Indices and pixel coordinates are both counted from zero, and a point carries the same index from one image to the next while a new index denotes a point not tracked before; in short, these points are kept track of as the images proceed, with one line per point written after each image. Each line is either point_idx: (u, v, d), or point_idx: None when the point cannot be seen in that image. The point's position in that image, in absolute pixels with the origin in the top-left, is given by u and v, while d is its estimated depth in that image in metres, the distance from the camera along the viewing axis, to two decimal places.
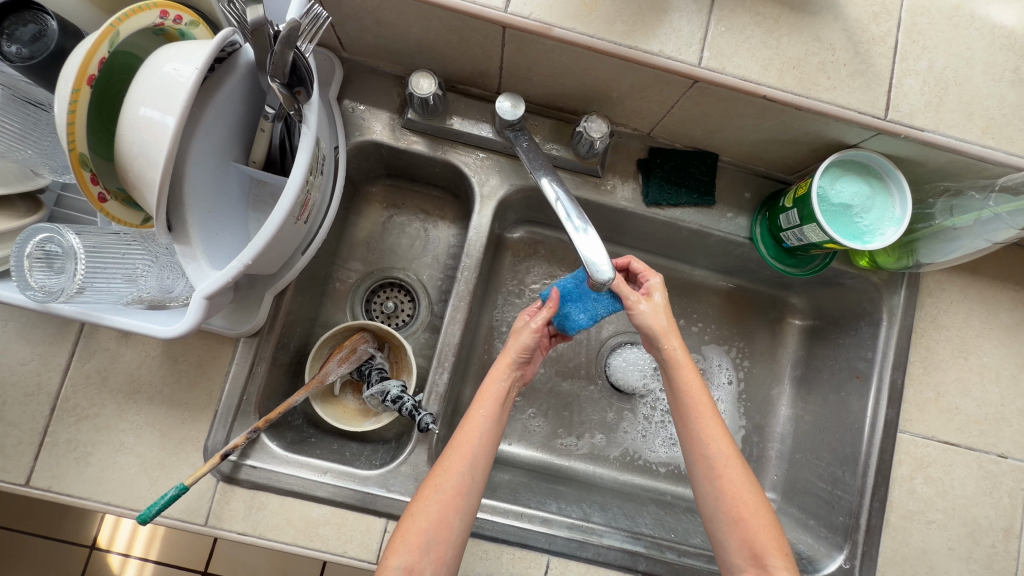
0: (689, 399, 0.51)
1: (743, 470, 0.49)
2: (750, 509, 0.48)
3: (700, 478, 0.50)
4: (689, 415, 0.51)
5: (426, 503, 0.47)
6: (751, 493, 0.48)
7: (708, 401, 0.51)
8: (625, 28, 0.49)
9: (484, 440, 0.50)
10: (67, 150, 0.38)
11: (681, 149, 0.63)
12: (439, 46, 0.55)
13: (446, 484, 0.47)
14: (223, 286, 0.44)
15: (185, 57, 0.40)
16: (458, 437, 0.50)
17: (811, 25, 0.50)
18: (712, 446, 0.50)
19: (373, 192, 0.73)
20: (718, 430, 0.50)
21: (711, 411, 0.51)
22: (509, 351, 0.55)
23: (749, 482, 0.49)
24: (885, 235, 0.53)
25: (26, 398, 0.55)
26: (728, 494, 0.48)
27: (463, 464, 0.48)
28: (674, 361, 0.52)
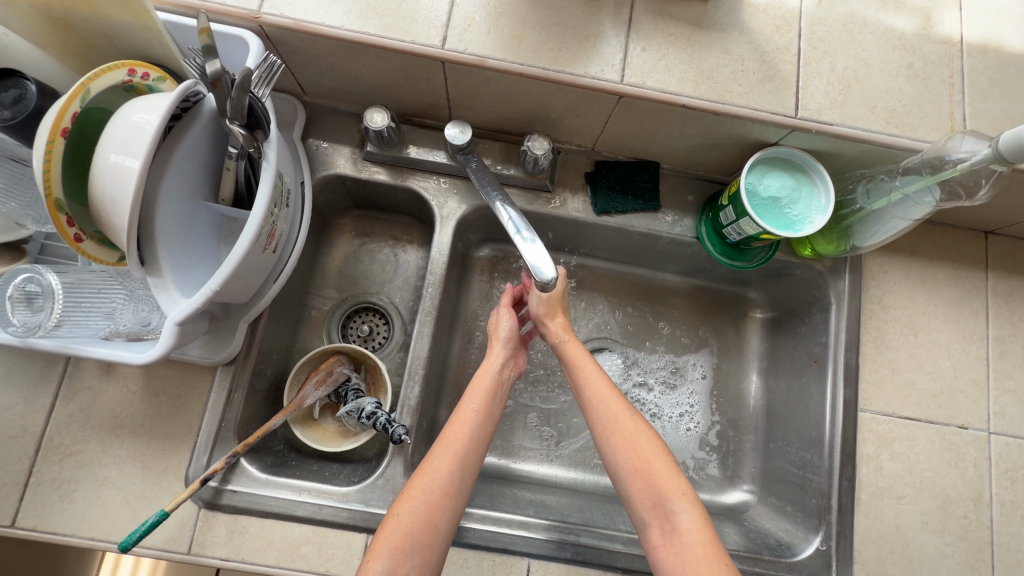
0: (580, 367, 0.56)
1: (632, 420, 0.52)
2: (644, 459, 0.50)
3: (599, 440, 0.52)
4: (580, 385, 0.55)
5: (412, 504, 0.48)
6: (643, 441, 0.51)
7: (592, 367, 0.56)
8: (552, 55, 0.54)
9: (472, 432, 0.53)
10: (43, 195, 0.42)
11: (624, 161, 0.68)
12: (389, 84, 0.60)
13: (432, 476, 0.49)
14: (193, 312, 0.47)
15: (150, 107, 0.45)
16: (446, 432, 0.53)
17: (720, 40, 0.56)
18: (602, 408, 0.53)
19: (343, 224, 0.77)
20: (608, 393, 0.54)
21: (598, 378, 0.55)
22: (497, 342, 0.62)
23: (640, 432, 0.51)
24: (817, 221, 0.56)
25: (12, 440, 0.58)
26: (623, 451, 0.50)
27: (452, 462, 0.50)
28: (560, 334, 0.59)
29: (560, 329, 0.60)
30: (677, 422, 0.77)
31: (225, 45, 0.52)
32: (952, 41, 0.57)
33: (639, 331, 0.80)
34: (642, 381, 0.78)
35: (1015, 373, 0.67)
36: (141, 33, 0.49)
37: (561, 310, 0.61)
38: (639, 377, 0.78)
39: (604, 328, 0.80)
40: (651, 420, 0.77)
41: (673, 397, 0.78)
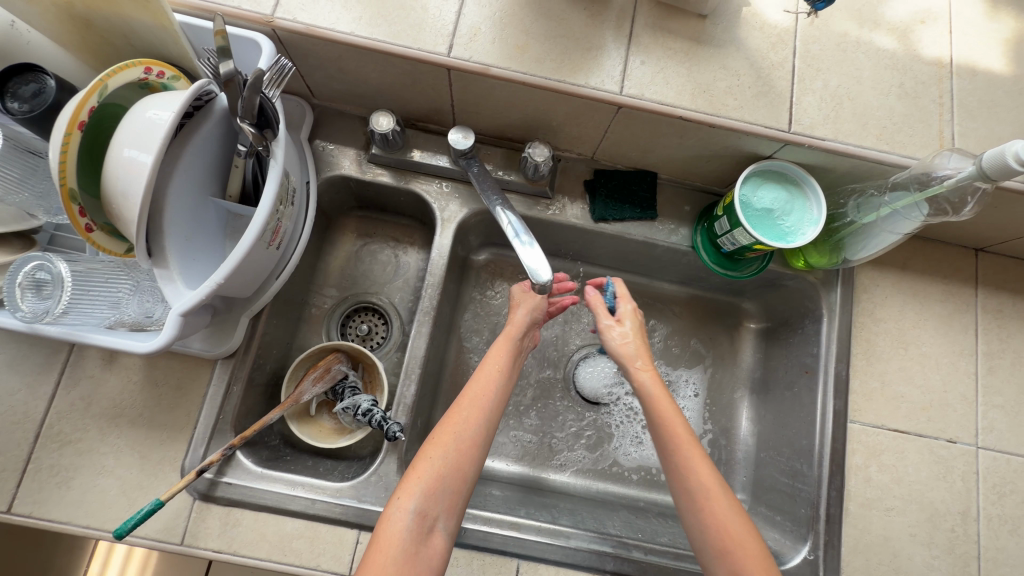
0: (674, 429, 0.52)
1: (725, 498, 0.49)
2: (738, 543, 0.47)
3: (684, 510, 0.50)
4: (666, 445, 0.52)
5: (443, 450, 0.51)
6: (734, 523, 0.48)
7: (685, 430, 0.52)
8: (554, 65, 0.56)
9: (494, 388, 0.56)
10: (57, 185, 0.43)
11: (623, 170, 0.70)
12: (396, 89, 0.62)
13: (459, 428, 0.52)
14: (197, 304, 0.49)
15: (165, 104, 0.46)
16: (470, 389, 0.56)
17: (717, 56, 0.58)
18: (691, 481, 0.50)
19: (347, 224, 0.78)
20: (700, 461, 0.50)
21: (692, 447, 0.51)
22: (521, 309, 0.63)
23: (730, 509, 0.49)
24: (805, 234, 0.58)
25: (13, 426, 0.58)
26: (710, 525, 0.48)
27: (479, 415, 0.54)
28: (648, 380, 0.55)
29: (651, 376, 0.55)
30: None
31: (238, 47, 0.54)
32: (942, 62, 0.59)
33: None
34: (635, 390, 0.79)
35: (1003, 389, 0.68)
36: (158, 33, 0.51)
37: (645, 354, 0.57)
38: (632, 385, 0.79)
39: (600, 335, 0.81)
40: (643, 431, 0.78)
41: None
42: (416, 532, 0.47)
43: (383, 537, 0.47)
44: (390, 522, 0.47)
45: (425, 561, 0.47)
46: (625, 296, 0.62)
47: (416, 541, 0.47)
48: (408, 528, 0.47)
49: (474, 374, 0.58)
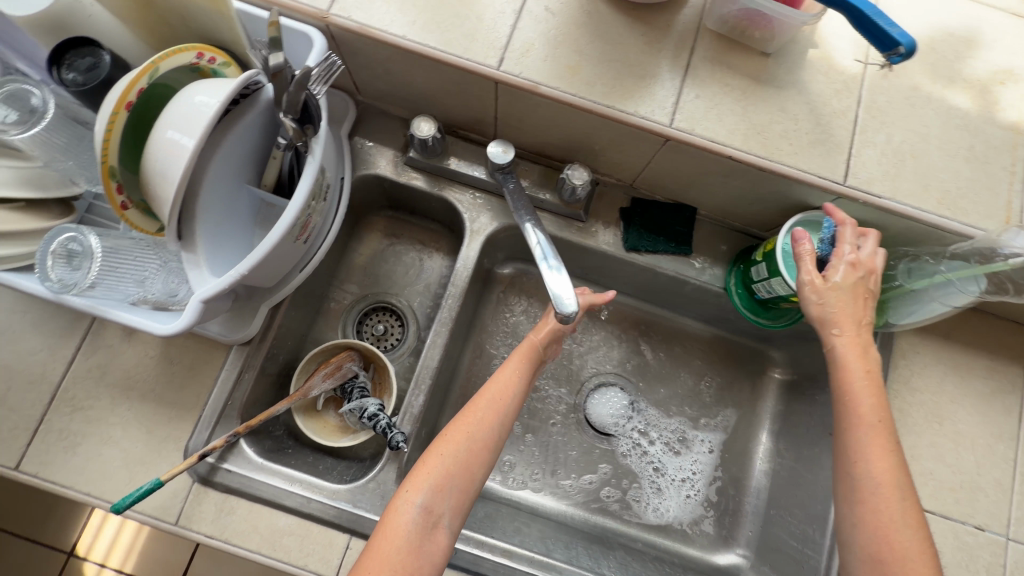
0: (860, 406, 0.49)
1: (901, 504, 0.46)
2: (898, 554, 0.45)
3: (842, 499, 0.49)
4: (850, 421, 0.49)
5: (455, 448, 0.51)
6: (904, 534, 0.45)
7: (873, 415, 0.49)
8: (604, 90, 0.54)
9: (510, 393, 0.55)
10: (99, 162, 0.43)
11: (661, 202, 0.68)
12: (442, 95, 0.61)
13: (473, 429, 0.52)
14: (220, 292, 0.49)
15: (212, 91, 0.46)
16: (489, 387, 0.55)
17: (776, 97, 0.55)
18: (862, 467, 0.48)
19: (376, 222, 0.78)
20: (881, 457, 0.47)
21: (879, 439, 0.48)
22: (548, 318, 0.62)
23: (903, 508, 0.46)
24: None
25: (30, 385, 0.60)
26: (870, 527, 0.46)
27: (495, 418, 0.53)
28: (844, 349, 0.52)
29: (846, 344, 0.52)
30: (678, 487, 0.75)
31: (292, 41, 0.54)
32: (1018, 127, 0.55)
33: (652, 373, 0.79)
34: (644, 430, 0.77)
35: None
36: (213, 17, 0.51)
37: (850, 319, 0.52)
38: (644, 419, 0.77)
39: (615, 364, 0.79)
40: (656, 476, 0.75)
41: (677, 460, 0.76)
42: (420, 528, 0.47)
43: (389, 527, 0.47)
44: (397, 513, 0.47)
45: (429, 557, 0.47)
46: (845, 243, 0.53)
47: (421, 536, 0.47)
48: (414, 522, 0.47)
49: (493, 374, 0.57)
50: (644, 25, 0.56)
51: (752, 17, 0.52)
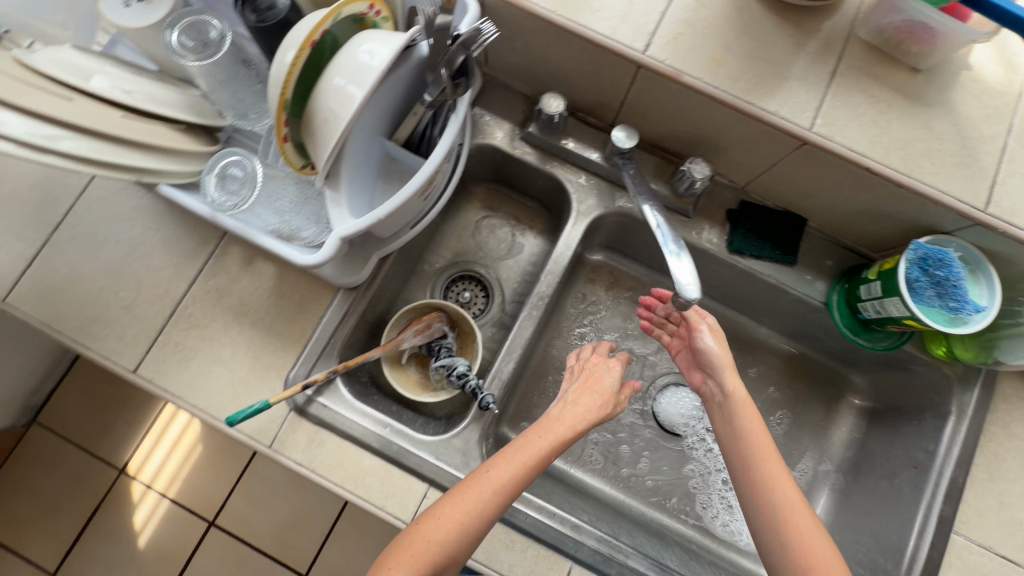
0: (753, 440, 0.53)
1: (810, 513, 0.50)
2: (818, 558, 0.47)
3: (763, 523, 0.51)
4: (750, 454, 0.53)
5: (446, 535, 0.46)
6: (816, 534, 0.49)
7: (771, 447, 0.53)
8: (747, 86, 0.54)
9: (520, 483, 0.49)
10: (278, 95, 0.47)
11: (771, 208, 0.68)
12: (574, 75, 0.63)
13: (467, 516, 0.47)
14: (357, 233, 0.52)
15: (383, 42, 0.49)
16: (500, 471, 0.49)
17: (923, 114, 0.54)
18: (777, 489, 0.51)
19: (476, 192, 0.80)
20: (785, 476, 0.52)
21: (776, 457, 0.53)
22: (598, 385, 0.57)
23: (813, 521, 0.49)
24: (985, 304, 0.55)
25: (154, 298, 0.64)
26: (793, 540, 0.49)
27: (496, 509, 0.48)
28: (738, 397, 0.56)
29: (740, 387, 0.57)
30: None
31: None
32: None
33: None
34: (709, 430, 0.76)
35: None
36: None
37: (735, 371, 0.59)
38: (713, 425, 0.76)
39: None
40: (724, 489, 0.74)
41: None
42: None
43: None
44: None
45: None
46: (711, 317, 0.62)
47: None
48: None
49: (510, 447, 0.51)
50: (794, 26, 0.56)
51: (913, 29, 0.51)
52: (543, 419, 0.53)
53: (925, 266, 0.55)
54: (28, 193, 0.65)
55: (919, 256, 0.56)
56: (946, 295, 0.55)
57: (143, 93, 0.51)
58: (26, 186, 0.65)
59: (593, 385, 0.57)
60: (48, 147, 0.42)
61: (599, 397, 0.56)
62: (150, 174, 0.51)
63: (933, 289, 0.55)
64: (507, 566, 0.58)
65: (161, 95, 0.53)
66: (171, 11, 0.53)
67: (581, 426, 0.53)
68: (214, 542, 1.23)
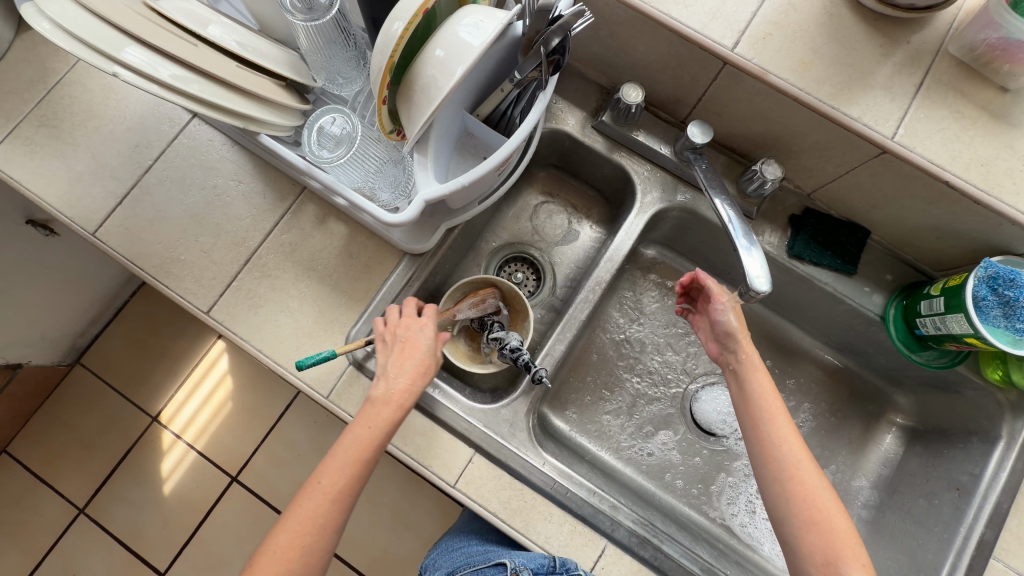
0: (762, 401, 0.52)
1: (816, 471, 0.49)
2: (824, 513, 0.47)
3: (769, 480, 0.50)
4: (762, 414, 0.52)
5: (287, 566, 0.44)
6: (821, 492, 0.48)
7: (779, 407, 0.52)
8: (832, 91, 0.55)
9: (354, 481, 0.48)
10: (387, 56, 0.49)
11: (835, 218, 0.68)
12: (654, 68, 0.64)
13: (304, 541, 0.45)
14: (440, 197, 0.54)
15: (487, 16, 0.51)
16: (326, 478, 0.47)
17: (1008, 134, 0.54)
18: (784, 447, 0.50)
19: (538, 176, 0.81)
20: (793, 435, 0.50)
21: (784, 414, 0.52)
22: (410, 355, 0.53)
23: (819, 482, 0.48)
24: None
25: (232, 245, 0.67)
26: (799, 498, 0.48)
27: (336, 517, 0.47)
28: (749, 364, 0.55)
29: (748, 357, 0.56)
30: None
31: None
32: None
33: None
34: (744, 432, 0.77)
35: None
36: None
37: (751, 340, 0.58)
38: None
39: None
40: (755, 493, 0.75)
41: None
42: None
43: None
44: None
45: None
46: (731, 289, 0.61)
47: None
48: None
49: (333, 450, 0.49)
50: (883, 36, 0.56)
51: (1008, 48, 0.51)
52: (368, 407, 0.51)
53: (994, 285, 0.55)
54: (126, 136, 0.69)
55: (989, 275, 0.55)
56: (1013, 316, 0.55)
57: (252, 46, 0.54)
58: (124, 130, 0.69)
59: (410, 350, 0.53)
60: (178, 87, 0.45)
61: (421, 361, 0.53)
62: (255, 123, 0.54)
63: (1001, 310, 0.55)
64: (543, 537, 0.59)
65: (267, 50, 0.56)
66: None
67: (409, 400, 0.52)
68: (235, 497, 1.26)
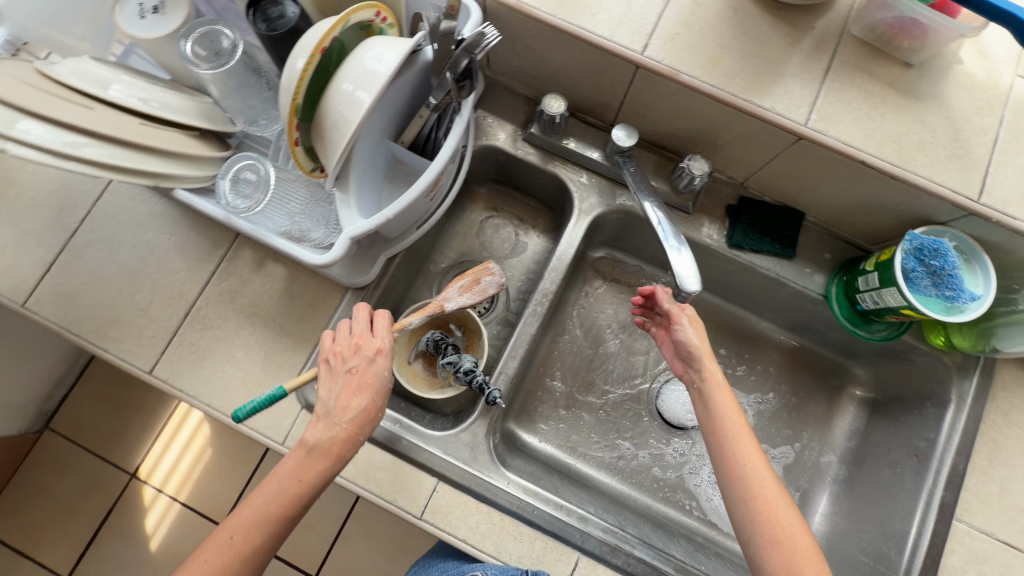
0: (727, 419, 0.51)
1: (778, 488, 0.48)
2: (787, 532, 0.46)
3: (734, 498, 0.48)
4: (726, 433, 0.51)
5: None
6: (786, 511, 0.47)
7: (743, 426, 0.51)
8: (744, 84, 0.56)
9: (275, 533, 0.46)
10: (289, 100, 0.48)
11: (769, 203, 0.69)
12: (574, 77, 0.64)
13: None
14: (366, 233, 0.53)
15: (389, 47, 0.50)
16: (243, 522, 0.45)
17: (916, 108, 0.55)
18: (748, 465, 0.49)
19: (480, 193, 0.81)
20: (756, 452, 0.49)
21: (748, 432, 0.50)
22: (355, 394, 0.50)
23: (784, 500, 0.47)
24: (983, 294, 0.56)
25: (170, 300, 0.66)
26: (764, 515, 0.47)
27: (250, 566, 0.45)
28: (713, 382, 0.54)
29: (711, 376, 0.54)
30: None
31: None
32: None
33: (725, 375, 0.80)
34: None
35: None
36: None
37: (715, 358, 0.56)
38: None
39: None
40: None
41: None
42: None
43: None
44: None
45: None
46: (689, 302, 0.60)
47: None
48: None
49: (257, 490, 0.47)
50: (788, 25, 0.57)
51: (905, 25, 0.52)
52: (303, 452, 0.48)
53: (921, 256, 0.56)
54: (49, 200, 0.67)
55: (919, 244, 0.56)
56: (942, 284, 0.56)
57: (159, 101, 0.53)
58: (45, 195, 0.67)
59: (358, 390, 0.50)
60: (72, 154, 0.44)
61: (370, 403, 0.50)
62: (166, 179, 0.53)
63: (930, 280, 0.56)
64: (516, 557, 0.59)
65: (175, 102, 0.55)
66: (185, 22, 0.55)
67: (349, 447, 0.49)
68: None
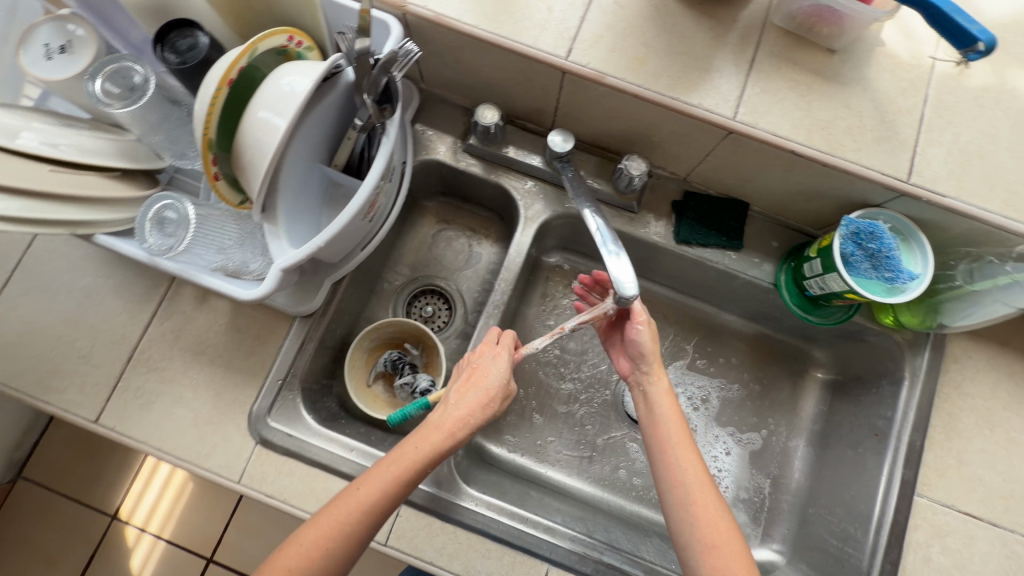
0: (670, 424, 0.52)
1: (714, 494, 0.49)
2: (723, 536, 0.47)
3: (674, 504, 0.49)
4: (669, 438, 0.52)
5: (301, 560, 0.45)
6: (722, 515, 0.48)
7: (683, 432, 0.52)
8: (670, 82, 0.56)
9: (384, 500, 0.48)
10: (200, 135, 0.47)
11: (713, 196, 0.69)
12: (506, 85, 0.64)
13: (325, 549, 0.46)
14: (297, 263, 0.52)
15: (302, 73, 0.49)
16: (363, 484, 0.48)
17: (841, 93, 0.56)
18: (688, 470, 0.50)
19: (429, 207, 0.81)
20: (694, 457, 0.51)
21: (688, 439, 0.52)
22: (475, 385, 0.53)
23: (719, 504, 0.49)
24: (920, 273, 0.57)
25: (111, 344, 0.64)
26: (702, 521, 0.48)
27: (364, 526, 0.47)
28: (659, 387, 0.56)
29: (658, 380, 0.56)
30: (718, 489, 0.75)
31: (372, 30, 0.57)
32: None
33: (689, 368, 0.80)
34: None
35: None
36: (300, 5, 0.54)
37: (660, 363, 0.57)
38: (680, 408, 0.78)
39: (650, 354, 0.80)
40: None
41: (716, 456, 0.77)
42: None
43: None
44: None
45: None
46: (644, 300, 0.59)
47: None
48: None
49: (376, 462, 0.49)
50: (710, 19, 0.57)
51: (822, 12, 0.52)
52: (424, 427, 0.50)
53: (858, 240, 0.57)
54: None
55: (855, 229, 0.57)
56: (880, 267, 0.57)
57: (76, 145, 0.51)
58: None
59: (477, 381, 0.53)
60: None
61: (485, 394, 0.52)
62: (83, 226, 0.51)
63: (868, 263, 0.57)
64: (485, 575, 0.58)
65: (94, 144, 0.53)
66: (94, 60, 0.53)
67: (463, 430, 0.50)
68: None
